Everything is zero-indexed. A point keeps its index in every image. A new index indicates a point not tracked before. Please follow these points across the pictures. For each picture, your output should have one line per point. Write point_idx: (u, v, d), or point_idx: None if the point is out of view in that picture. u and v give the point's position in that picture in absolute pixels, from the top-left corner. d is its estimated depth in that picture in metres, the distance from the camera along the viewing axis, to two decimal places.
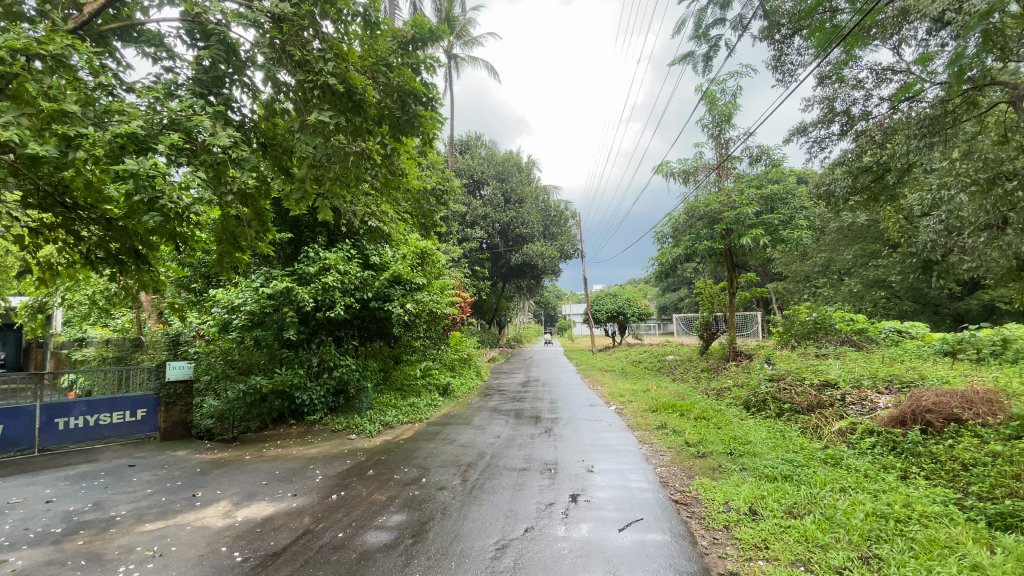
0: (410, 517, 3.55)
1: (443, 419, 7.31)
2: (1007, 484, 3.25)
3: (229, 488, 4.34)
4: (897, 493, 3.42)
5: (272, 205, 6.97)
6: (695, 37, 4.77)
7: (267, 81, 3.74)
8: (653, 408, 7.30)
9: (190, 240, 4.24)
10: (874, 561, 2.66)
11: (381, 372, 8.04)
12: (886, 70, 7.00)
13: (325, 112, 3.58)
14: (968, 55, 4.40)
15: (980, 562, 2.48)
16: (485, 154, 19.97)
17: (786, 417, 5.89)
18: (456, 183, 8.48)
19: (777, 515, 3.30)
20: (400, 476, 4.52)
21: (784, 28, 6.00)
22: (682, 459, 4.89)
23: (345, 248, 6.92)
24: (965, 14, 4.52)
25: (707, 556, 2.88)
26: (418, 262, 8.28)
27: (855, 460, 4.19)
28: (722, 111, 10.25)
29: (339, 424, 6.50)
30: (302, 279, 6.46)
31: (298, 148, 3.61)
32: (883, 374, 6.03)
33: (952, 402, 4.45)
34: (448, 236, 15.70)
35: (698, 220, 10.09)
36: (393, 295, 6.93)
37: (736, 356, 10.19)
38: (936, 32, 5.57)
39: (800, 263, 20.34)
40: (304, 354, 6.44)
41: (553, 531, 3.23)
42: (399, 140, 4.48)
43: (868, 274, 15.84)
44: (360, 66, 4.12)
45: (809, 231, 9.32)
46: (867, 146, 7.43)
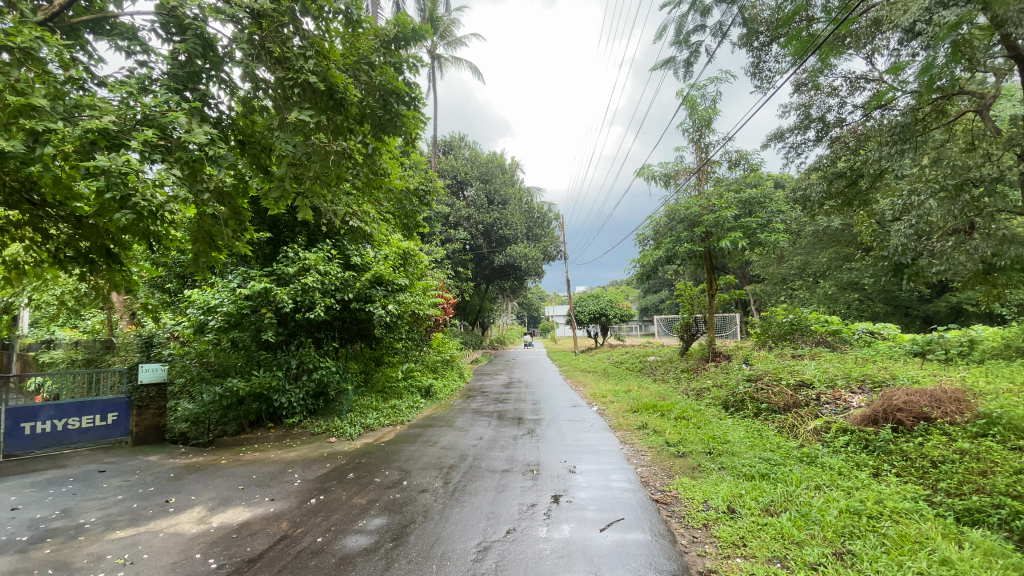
0: (391, 521, 3.51)
1: (425, 421, 7.30)
2: (974, 480, 3.36)
3: (205, 493, 4.24)
4: (870, 490, 3.51)
5: (249, 203, 6.82)
6: (675, 43, 4.83)
7: (245, 78, 3.67)
8: (634, 408, 7.38)
9: (164, 239, 4.14)
10: (848, 557, 2.73)
11: (361, 374, 8.00)
12: (859, 79, 7.23)
13: (306, 111, 3.52)
14: (938, 65, 4.59)
15: (949, 557, 2.56)
16: (469, 155, 19.94)
17: (763, 417, 6.00)
18: (439, 183, 8.39)
19: (754, 513, 3.36)
20: (381, 480, 4.46)
21: (762, 36, 6.13)
22: (662, 459, 4.94)
23: (325, 248, 6.81)
24: (935, 25, 4.69)
25: (686, 555, 2.92)
26: (401, 262, 8.24)
27: (829, 458, 4.28)
28: (702, 117, 10.41)
29: (318, 427, 6.39)
30: (281, 279, 6.35)
31: (277, 146, 3.53)
32: (857, 374, 6.19)
33: (922, 401, 4.57)
34: (432, 236, 15.64)
35: (678, 223, 10.21)
36: (374, 295, 6.88)
37: (716, 356, 10.39)
38: (907, 43, 5.78)
39: (776, 265, 20.79)
40: (283, 356, 6.32)
41: (534, 532, 3.23)
42: (381, 140, 4.44)
43: (842, 277, 16.26)
44: (342, 64, 4.08)
45: (785, 234, 9.50)
46: (841, 152, 7.65)
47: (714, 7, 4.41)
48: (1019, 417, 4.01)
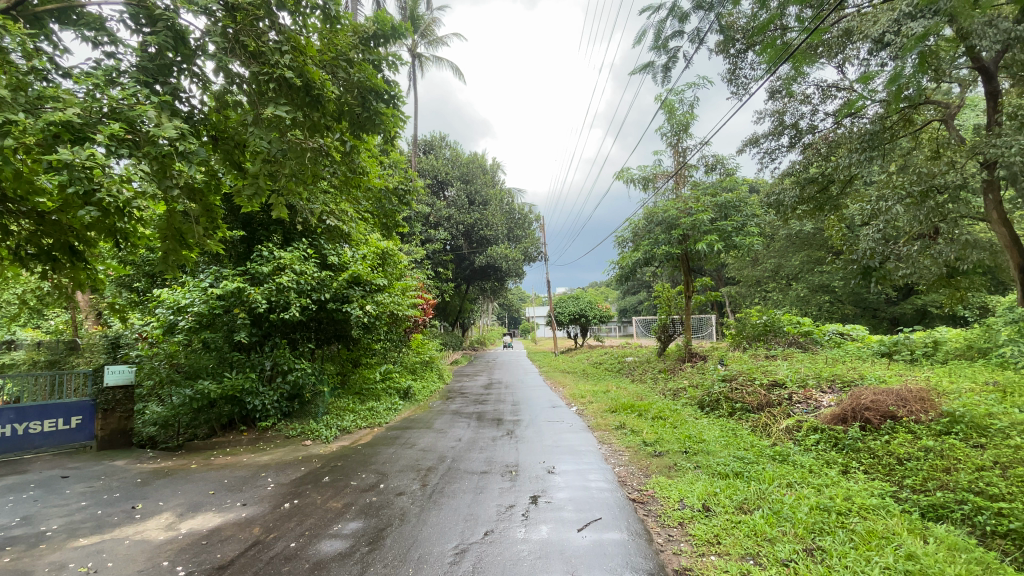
0: (367, 525, 3.46)
1: (404, 423, 7.22)
2: (938, 476, 3.47)
3: (174, 499, 4.11)
4: (839, 487, 3.61)
5: (222, 200, 6.65)
6: (654, 48, 4.67)
7: (218, 72, 3.57)
8: (613, 408, 7.44)
9: (132, 236, 4.00)
10: (818, 552, 2.80)
11: (338, 376, 7.90)
12: (830, 87, 7.47)
13: (281, 107, 3.44)
14: (907, 75, 4.51)
15: (914, 552, 2.64)
16: (450, 155, 19.88)
17: (738, 416, 6.11)
18: (419, 182, 8.26)
19: (728, 511, 3.41)
20: (357, 483, 4.40)
21: (738, 44, 6.32)
22: (640, 458, 4.99)
23: (301, 248, 6.66)
24: (904, 37, 5.05)
25: (662, 554, 2.95)
26: (379, 262, 8.16)
27: (801, 456, 4.39)
28: (680, 122, 10.57)
29: (293, 429, 6.26)
30: (255, 279, 6.21)
31: (251, 141, 3.44)
32: (827, 374, 6.35)
33: (889, 400, 4.71)
34: (411, 236, 15.53)
35: (656, 225, 10.33)
36: (352, 295, 6.79)
37: (692, 356, 10.57)
38: (878, 53, 6.11)
39: (751, 268, 21.27)
40: (256, 357, 6.18)
41: (512, 534, 3.22)
42: (359, 137, 4.38)
43: (813, 279, 16.75)
44: (319, 60, 3.97)
45: (759, 237, 9.70)
46: (813, 158, 8.02)
47: (693, 12, 4.34)
48: (980, 416, 4.14)
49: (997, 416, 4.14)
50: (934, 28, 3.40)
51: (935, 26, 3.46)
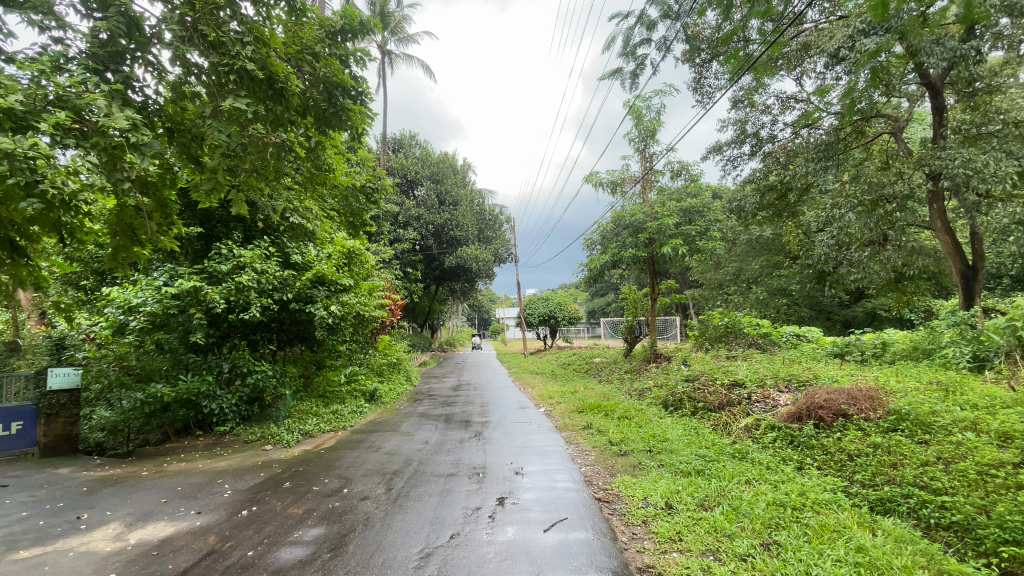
0: (329, 531, 3.37)
1: (370, 426, 7.08)
2: (885, 471, 3.65)
3: (122, 508, 3.90)
4: (794, 483, 3.75)
5: (178, 195, 6.36)
6: (622, 54, 4.70)
7: (175, 61, 3.41)
8: (580, 409, 7.52)
9: (79, 231, 3.78)
10: (774, 547, 2.89)
11: (301, 378, 7.71)
12: (789, 99, 7.78)
13: (241, 100, 3.30)
14: (859, 89, 4.46)
15: (863, 545, 2.76)
16: (420, 154, 19.73)
17: (700, 415, 6.28)
18: (387, 181, 8.03)
19: (690, 508, 3.50)
20: (319, 488, 4.28)
21: (703, 53, 6.55)
22: (606, 458, 5.05)
23: (263, 245, 6.45)
24: (857, 52, 5.49)
25: (626, 552, 2.99)
26: (345, 262, 8.02)
27: (758, 454, 4.54)
28: (647, 128, 10.79)
29: (252, 433, 6.05)
30: (213, 278, 5.99)
31: (209, 134, 3.29)
32: (784, 374, 6.58)
33: (841, 399, 4.93)
34: (379, 236, 15.27)
35: (624, 229, 10.50)
36: (316, 296, 6.64)
37: (657, 358, 10.78)
38: (834, 66, 6.45)
39: (714, 271, 21.90)
40: (213, 359, 5.94)
41: (478, 536, 3.20)
42: (325, 133, 4.24)
43: (772, 283, 17.43)
44: (284, 53, 3.90)
45: (722, 242, 9.95)
46: (773, 166, 8.78)
47: (661, 20, 4.41)
48: (924, 414, 4.36)
49: (940, 413, 4.37)
50: (886, 45, 3.57)
51: (886, 43, 3.64)
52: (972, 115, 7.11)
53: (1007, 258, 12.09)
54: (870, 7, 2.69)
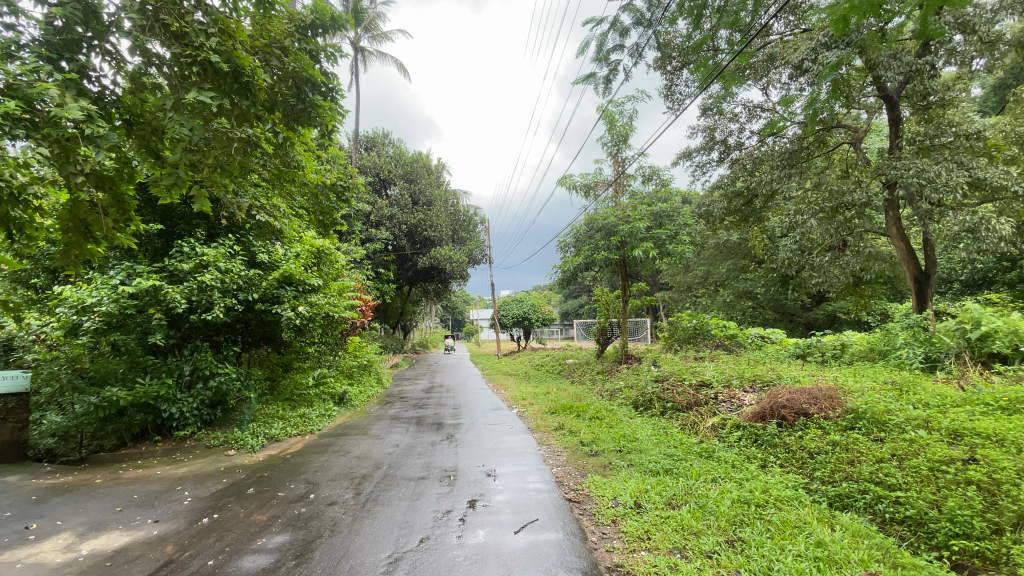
0: (295, 537, 3.28)
1: (338, 430, 6.94)
2: (844, 468, 3.78)
3: (74, 517, 3.70)
4: (758, 481, 3.86)
5: (135, 189, 5.99)
6: (595, 60, 4.76)
7: (134, 51, 3.25)
8: (552, 410, 7.54)
9: (27, 226, 3.57)
10: (738, 544, 2.96)
11: (267, 381, 7.50)
12: (756, 108, 8.03)
13: (205, 93, 3.19)
14: (821, 100, 4.63)
15: (823, 540, 2.85)
16: (393, 154, 19.52)
17: (669, 415, 6.39)
18: (359, 179, 7.94)
19: (658, 507, 3.55)
20: (285, 494, 4.17)
21: (674, 61, 6.72)
22: (577, 458, 5.09)
23: (228, 244, 6.25)
24: (821, 65, 5.71)
25: (595, 552, 3.02)
26: (314, 261, 7.87)
27: (724, 452, 4.66)
28: (620, 132, 10.95)
29: (214, 438, 5.85)
30: (174, 276, 5.76)
31: (170, 127, 3.16)
32: (749, 375, 6.77)
33: (802, 398, 5.10)
34: (350, 236, 15.01)
35: (597, 231, 10.61)
36: (283, 296, 6.48)
37: (628, 359, 10.93)
38: (798, 78, 6.71)
39: (683, 274, 22.38)
40: (173, 361, 5.71)
41: (448, 539, 3.17)
42: (293, 129, 4.14)
43: (738, 286, 17.94)
44: (250, 46, 3.72)
45: (691, 246, 10.17)
46: (740, 173, 9.18)
47: (633, 27, 4.47)
48: (880, 412, 4.55)
49: (894, 412, 4.57)
50: (845, 58, 3.66)
51: (846, 57, 3.74)
52: (926, 127, 7.47)
53: (956, 263, 12.74)
54: (832, 21, 2.77)
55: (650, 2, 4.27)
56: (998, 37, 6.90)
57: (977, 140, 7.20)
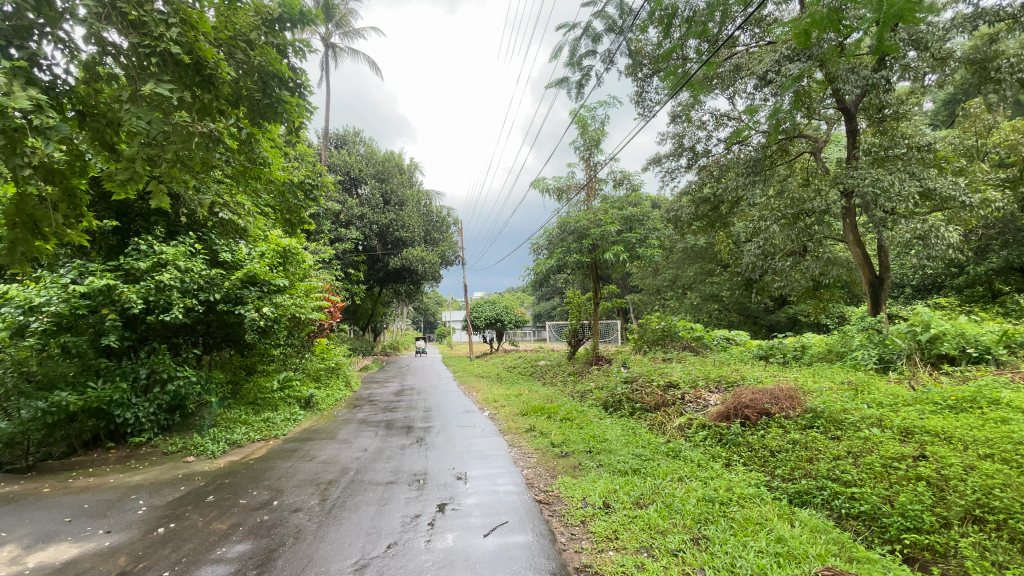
0: (256, 546, 3.18)
1: (304, 434, 6.77)
2: (802, 466, 3.93)
3: (17, 529, 3.49)
4: (722, 479, 3.96)
5: (88, 183, 5.65)
6: (568, 65, 4.81)
7: (88, 39, 3.08)
8: (523, 411, 7.57)
9: None
10: (703, 541, 3.03)
11: (229, 385, 7.26)
12: (722, 116, 8.26)
13: (165, 85, 3.07)
14: (784, 110, 4.83)
15: (782, 536, 2.95)
16: (365, 152, 19.26)
17: (637, 415, 6.50)
18: (328, 177, 7.80)
19: (626, 507, 3.60)
20: (246, 501, 4.04)
21: (645, 68, 6.87)
22: (547, 459, 5.11)
23: (189, 242, 6.02)
24: (784, 76, 5.92)
25: (564, 552, 3.04)
26: (280, 261, 7.69)
27: (690, 451, 4.76)
28: (592, 137, 11.09)
29: (172, 445, 5.63)
30: (130, 276, 5.50)
31: (126, 120, 3.02)
32: (714, 375, 6.94)
33: (764, 399, 5.26)
34: (319, 235, 14.69)
35: (569, 234, 10.68)
36: (247, 297, 6.30)
37: (599, 360, 11.08)
38: (762, 88, 6.93)
39: (652, 277, 22.83)
40: (128, 364, 5.45)
41: (416, 544, 3.13)
42: (258, 125, 4.03)
43: (705, 289, 18.42)
44: (213, 38, 3.58)
45: (660, 249, 10.38)
46: (708, 179, 9.47)
47: (605, 34, 4.54)
48: (837, 411, 4.74)
49: (850, 410, 4.76)
50: (806, 71, 3.79)
51: (807, 69, 3.88)
52: (881, 139, 7.83)
53: (907, 270, 13.36)
54: (794, 35, 2.89)
55: (622, 10, 4.34)
56: (948, 54, 7.33)
57: (928, 153, 7.59)
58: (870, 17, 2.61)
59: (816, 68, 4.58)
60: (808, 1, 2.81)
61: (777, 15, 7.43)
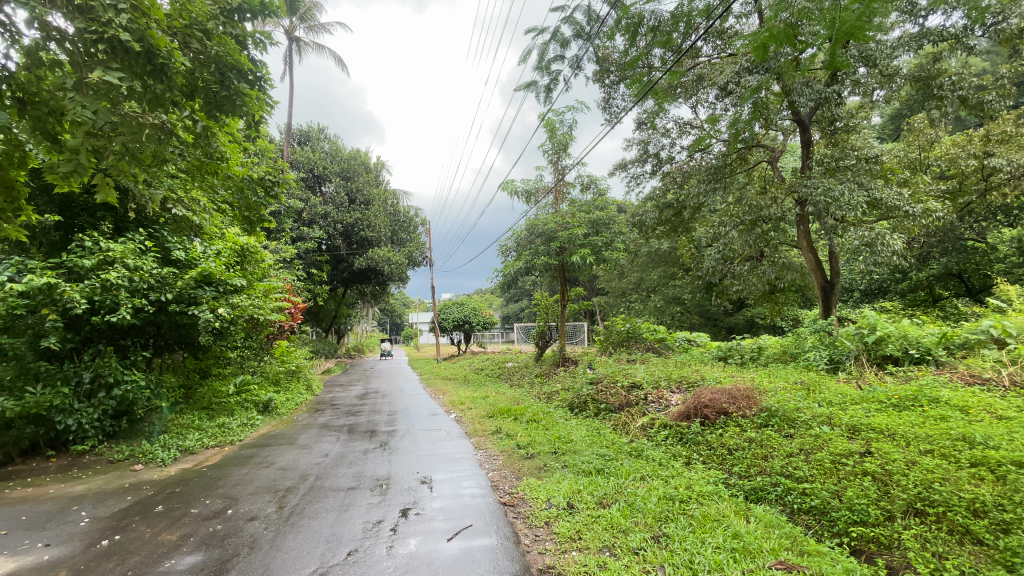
0: (208, 557, 3.06)
1: (262, 440, 6.54)
2: (758, 463, 4.07)
3: None
4: (682, 477, 4.06)
5: (27, 175, 5.28)
6: (537, 69, 4.85)
7: (29, 23, 2.89)
8: (490, 414, 7.54)
9: None
10: (663, 539, 3.10)
11: (181, 389, 6.94)
12: (686, 125, 8.50)
13: (114, 74, 2.92)
14: (743, 121, 5.02)
15: (739, 532, 3.05)
16: (329, 149, 18.85)
17: (602, 416, 6.59)
18: (290, 174, 7.63)
19: (589, 507, 3.65)
20: (198, 510, 3.87)
21: (612, 75, 7.01)
22: (513, 462, 5.11)
23: (139, 238, 5.73)
24: (744, 87, 6.14)
25: (528, 554, 3.05)
26: (237, 259, 7.41)
27: (652, 451, 4.86)
28: (560, 141, 11.20)
29: (119, 453, 5.33)
30: (74, 274, 5.19)
31: (70, 109, 2.85)
32: (675, 376, 7.13)
33: (723, 398, 5.42)
34: (280, 234, 14.24)
35: (537, 237, 10.73)
36: (201, 297, 6.05)
37: (565, 362, 11.17)
38: (723, 98, 7.17)
39: (618, 280, 23.23)
40: (71, 368, 5.10)
41: (377, 551, 3.08)
42: (215, 119, 3.89)
43: (668, 292, 18.88)
44: (167, 26, 3.42)
45: (625, 253, 10.57)
46: (671, 185, 9.73)
47: (574, 39, 4.59)
48: (790, 410, 4.94)
49: (802, 409, 4.97)
50: (764, 83, 3.95)
51: (764, 82, 4.04)
52: (832, 150, 8.24)
53: (856, 274, 13.97)
54: (754, 48, 3.00)
55: (590, 16, 4.37)
56: (895, 71, 7.77)
57: (874, 164, 8.03)
58: (824, 32, 2.74)
59: (773, 81, 4.77)
60: (766, 16, 2.93)
61: (738, 29, 7.72)
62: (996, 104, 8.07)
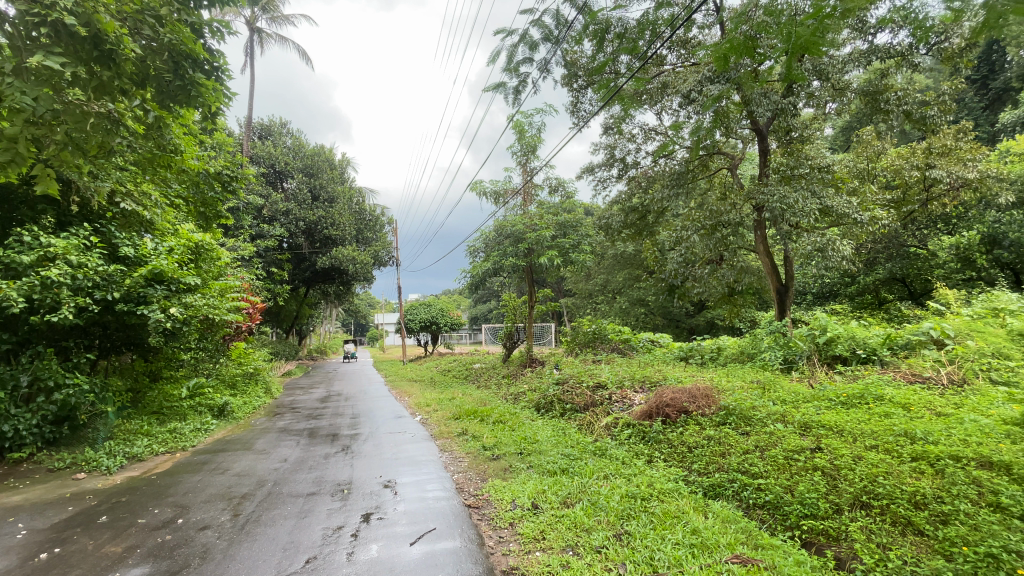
0: (156, 569, 2.91)
1: (217, 445, 6.28)
2: (716, 460, 4.20)
3: None
4: (644, 476, 4.15)
5: None
6: (505, 70, 4.86)
7: None
8: (456, 416, 7.47)
9: None
10: (625, 536, 3.16)
11: (129, 392, 6.59)
12: (651, 130, 8.71)
13: (55, 59, 2.74)
14: (705, 127, 5.12)
15: (697, 527, 3.14)
16: (292, 145, 18.33)
17: (567, 416, 6.65)
18: (250, 170, 7.39)
19: (553, 507, 3.67)
20: (147, 520, 3.68)
21: (580, 80, 7.11)
22: (478, 463, 5.09)
23: (84, 233, 5.41)
24: (705, 96, 6.35)
25: (492, 556, 3.04)
26: (192, 257, 7.10)
27: (615, 450, 4.94)
28: (529, 143, 11.26)
29: (60, 460, 5.02)
30: (10, 270, 4.86)
31: (7, 94, 2.67)
32: (638, 376, 7.28)
33: (683, 398, 5.57)
34: (239, 231, 13.74)
35: (505, 238, 10.73)
36: (152, 296, 5.77)
37: (532, 363, 11.21)
38: (685, 105, 7.38)
39: (585, 281, 23.51)
40: (6, 371, 4.76)
41: (337, 558, 3.01)
42: (168, 109, 3.71)
43: (633, 294, 19.24)
44: (116, 11, 3.25)
45: (592, 255, 10.71)
46: (636, 189, 9.94)
47: (542, 42, 4.63)
48: (747, 408, 5.12)
49: (758, 407, 5.16)
50: (724, 93, 4.09)
51: (725, 91, 4.15)
52: (789, 159, 8.60)
53: (809, 278, 14.60)
54: (716, 58, 3.11)
55: (558, 20, 4.44)
56: (846, 85, 8.19)
57: (827, 173, 8.43)
58: (781, 46, 2.87)
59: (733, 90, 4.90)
60: (727, 28, 3.03)
61: (700, 39, 7.97)
62: (936, 119, 8.61)
